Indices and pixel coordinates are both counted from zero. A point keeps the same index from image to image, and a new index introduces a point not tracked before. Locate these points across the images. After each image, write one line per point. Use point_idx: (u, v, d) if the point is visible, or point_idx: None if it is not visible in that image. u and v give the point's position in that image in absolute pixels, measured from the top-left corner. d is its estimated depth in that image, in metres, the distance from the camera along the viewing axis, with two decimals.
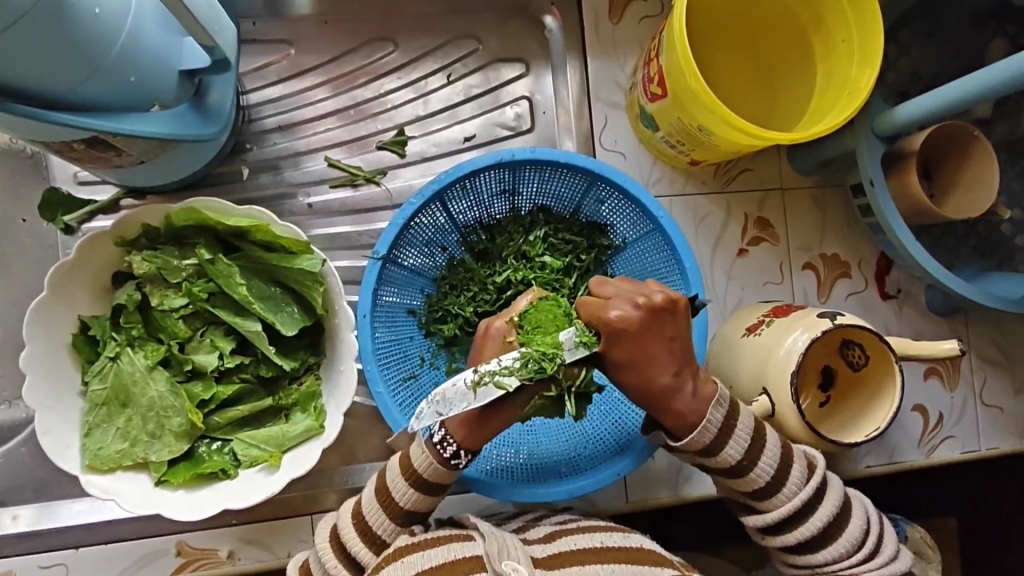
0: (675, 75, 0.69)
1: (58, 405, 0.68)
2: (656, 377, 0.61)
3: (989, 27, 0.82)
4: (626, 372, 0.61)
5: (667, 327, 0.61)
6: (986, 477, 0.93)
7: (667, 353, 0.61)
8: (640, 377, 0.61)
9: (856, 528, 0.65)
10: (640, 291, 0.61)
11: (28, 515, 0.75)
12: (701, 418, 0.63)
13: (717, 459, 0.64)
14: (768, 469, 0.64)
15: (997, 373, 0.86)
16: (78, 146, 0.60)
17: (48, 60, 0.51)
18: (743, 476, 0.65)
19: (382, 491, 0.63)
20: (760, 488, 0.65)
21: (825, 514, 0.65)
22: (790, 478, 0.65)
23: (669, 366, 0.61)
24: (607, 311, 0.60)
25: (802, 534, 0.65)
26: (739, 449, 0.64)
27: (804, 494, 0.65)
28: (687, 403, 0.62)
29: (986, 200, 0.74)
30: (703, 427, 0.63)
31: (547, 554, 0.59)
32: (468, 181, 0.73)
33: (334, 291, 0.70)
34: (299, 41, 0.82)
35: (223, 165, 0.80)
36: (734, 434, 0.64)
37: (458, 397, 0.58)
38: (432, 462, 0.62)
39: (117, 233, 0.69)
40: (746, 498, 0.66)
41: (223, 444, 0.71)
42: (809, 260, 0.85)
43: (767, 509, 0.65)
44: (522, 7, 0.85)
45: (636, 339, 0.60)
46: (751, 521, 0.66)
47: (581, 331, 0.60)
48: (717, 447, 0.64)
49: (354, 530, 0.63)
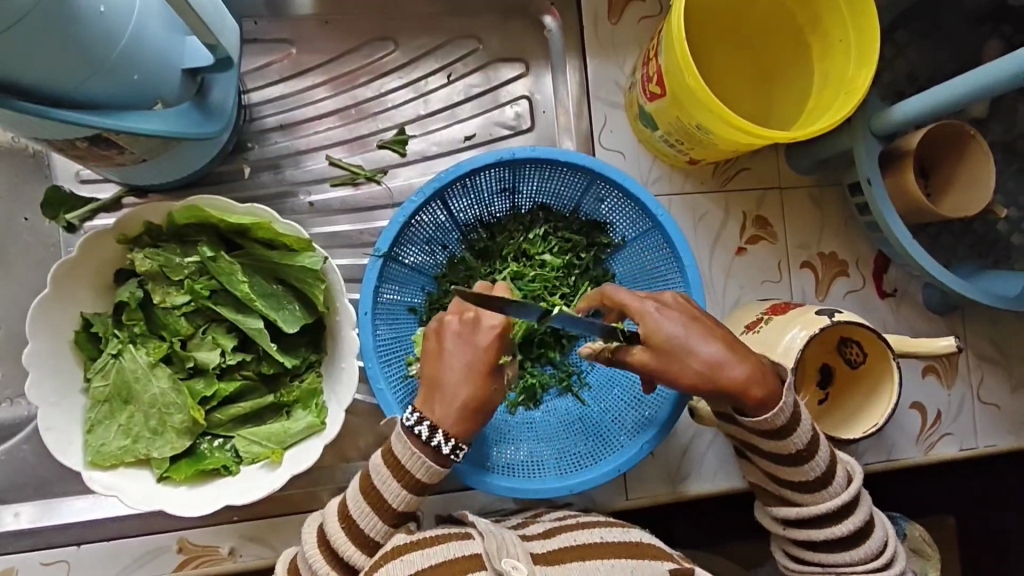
0: (673, 75, 0.70)
1: (60, 402, 0.68)
2: (706, 351, 0.60)
3: (984, 27, 0.83)
4: (685, 356, 0.60)
5: (690, 309, 0.63)
6: (981, 475, 0.94)
7: (709, 334, 0.61)
8: (696, 357, 0.60)
9: (879, 540, 0.66)
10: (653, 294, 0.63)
11: (30, 512, 0.75)
12: (778, 399, 0.62)
13: (775, 445, 0.64)
14: (821, 466, 0.64)
15: (994, 371, 0.87)
16: (81, 144, 0.60)
17: (54, 57, 0.51)
18: (796, 466, 0.64)
19: (370, 493, 0.62)
20: (809, 480, 0.64)
21: (857, 521, 0.65)
22: (836, 479, 0.65)
23: (717, 346, 0.61)
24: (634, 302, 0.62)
25: (834, 532, 0.65)
26: (804, 440, 0.63)
27: (846, 496, 0.65)
28: (756, 376, 0.61)
29: (982, 199, 0.75)
30: (778, 409, 0.61)
31: (546, 550, 0.60)
32: (468, 180, 0.74)
33: (335, 288, 0.70)
34: (300, 41, 0.82)
35: (225, 163, 0.80)
36: (802, 422, 0.63)
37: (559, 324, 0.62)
38: (427, 463, 0.62)
39: (119, 231, 0.69)
40: (788, 489, 0.66)
41: (225, 441, 0.71)
42: (807, 259, 0.85)
43: (807, 503, 0.65)
44: (522, 8, 0.85)
45: (677, 319, 0.61)
46: (785, 512, 0.66)
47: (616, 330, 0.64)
48: (788, 431, 0.63)
49: (345, 534, 0.62)
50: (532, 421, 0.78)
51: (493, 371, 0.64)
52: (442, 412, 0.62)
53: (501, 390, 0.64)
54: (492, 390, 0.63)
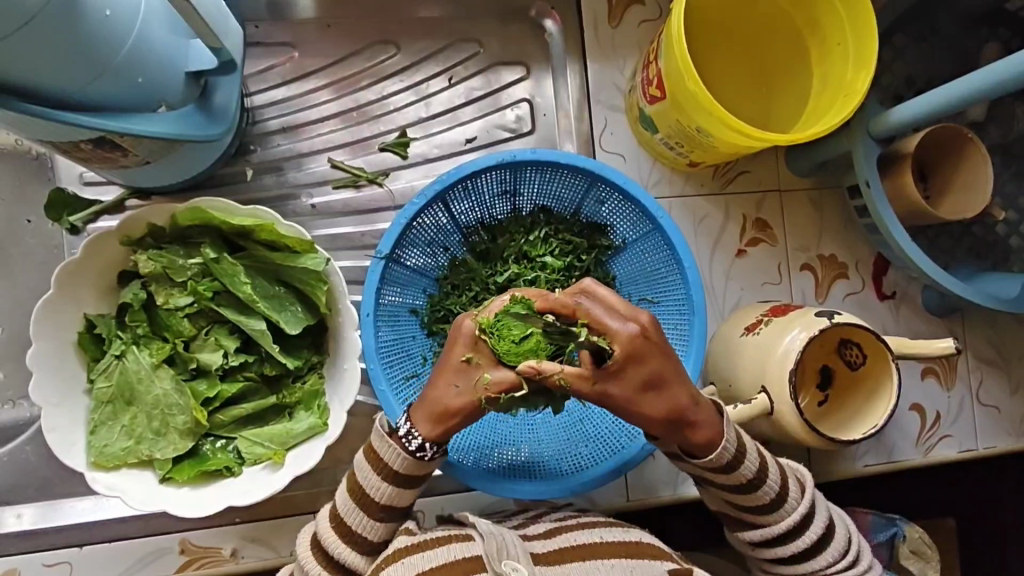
0: (673, 77, 0.70)
1: (63, 402, 0.68)
2: (673, 400, 0.57)
3: (981, 31, 0.84)
4: (652, 398, 0.57)
5: (665, 343, 0.57)
6: (980, 476, 0.94)
7: (681, 380, 0.58)
8: (665, 403, 0.57)
9: (842, 536, 0.67)
10: (631, 312, 0.56)
11: (32, 514, 0.76)
12: (721, 440, 0.61)
13: (730, 477, 0.63)
14: (774, 487, 0.65)
15: (993, 373, 0.87)
16: (86, 146, 0.61)
17: (60, 61, 0.52)
18: (752, 492, 0.64)
19: (356, 491, 0.63)
20: (766, 503, 0.65)
21: (818, 529, 0.66)
22: (791, 494, 0.65)
23: (686, 391, 0.58)
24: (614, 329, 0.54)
25: (798, 546, 0.65)
26: (753, 467, 0.64)
27: (803, 509, 0.65)
28: (708, 420, 0.60)
29: (980, 201, 0.75)
30: (724, 446, 0.62)
31: (547, 549, 0.60)
32: (470, 182, 0.74)
33: (339, 289, 0.71)
34: (302, 44, 0.82)
35: (228, 166, 0.81)
36: (746, 454, 0.63)
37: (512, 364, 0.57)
38: (401, 455, 0.61)
39: (123, 232, 0.69)
40: (744, 515, 0.66)
41: (228, 442, 0.72)
42: (806, 261, 0.86)
43: (767, 524, 0.65)
44: (523, 12, 0.86)
45: (657, 358, 0.56)
46: (747, 535, 0.66)
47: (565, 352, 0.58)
48: (735, 465, 0.63)
49: (335, 532, 0.63)
50: (533, 421, 0.77)
51: (460, 369, 0.58)
52: (423, 421, 0.60)
53: (461, 389, 0.57)
54: (447, 382, 0.58)
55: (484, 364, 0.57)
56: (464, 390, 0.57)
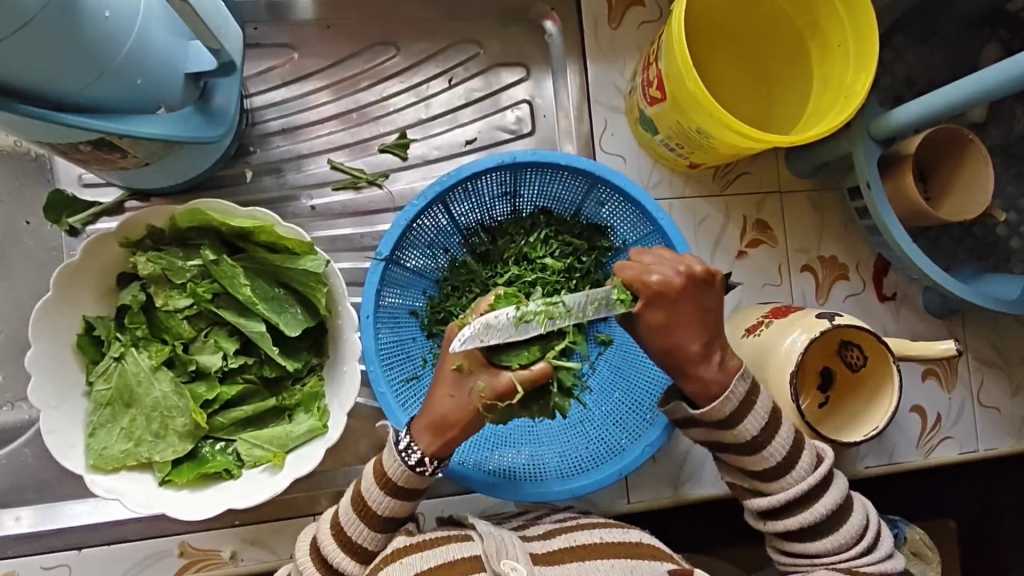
0: (673, 78, 0.70)
1: (61, 405, 0.68)
2: (687, 344, 0.62)
3: (981, 34, 0.84)
4: (657, 339, 0.62)
5: (705, 298, 0.63)
6: (979, 479, 0.94)
7: (703, 324, 0.63)
8: (670, 343, 0.62)
9: (858, 521, 0.65)
10: (679, 261, 0.63)
11: (30, 516, 0.75)
12: (724, 390, 0.64)
13: (733, 434, 0.64)
14: (781, 450, 0.64)
15: (994, 375, 0.87)
16: (84, 148, 0.60)
17: (59, 63, 0.51)
18: (756, 453, 0.65)
19: (358, 502, 0.63)
20: (773, 467, 0.65)
21: (829, 503, 0.64)
22: (801, 461, 0.65)
23: (700, 335, 0.62)
24: (649, 275, 0.61)
25: (805, 520, 0.64)
26: (758, 424, 0.64)
27: (811, 480, 0.64)
28: (714, 373, 0.63)
29: (981, 203, 0.75)
30: (726, 398, 0.63)
31: (546, 549, 0.60)
32: (470, 183, 0.74)
33: (338, 291, 0.70)
34: (302, 45, 0.82)
35: (227, 168, 0.80)
36: (754, 410, 0.64)
37: (502, 327, 0.57)
38: (402, 469, 0.61)
39: (121, 234, 0.69)
40: (753, 479, 0.66)
41: (227, 445, 0.71)
42: (806, 263, 0.86)
43: (775, 491, 0.65)
44: (524, 12, 0.85)
45: (672, 304, 0.61)
46: (755, 502, 0.66)
47: (618, 290, 0.61)
48: (737, 420, 0.64)
49: (335, 542, 0.62)
50: (533, 424, 0.77)
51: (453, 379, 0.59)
52: (423, 434, 0.61)
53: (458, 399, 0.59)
54: (445, 394, 0.59)
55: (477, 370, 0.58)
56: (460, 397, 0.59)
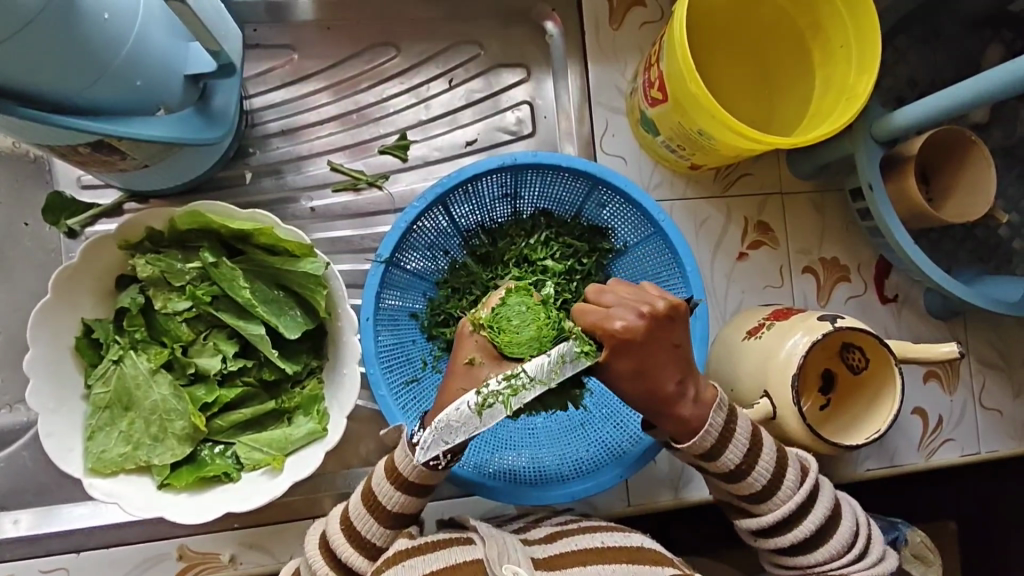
0: (675, 79, 0.70)
1: (59, 409, 0.67)
2: (662, 384, 0.60)
3: (983, 34, 0.83)
4: (635, 383, 0.59)
5: (671, 334, 0.60)
6: (981, 481, 0.94)
7: (674, 362, 0.60)
8: (647, 387, 0.59)
9: (848, 529, 0.65)
10: (641, 300, 0.60)
11: (29, 519, 0.75)
12: (703, 424, 0.62)
13: (715, 464, 0.64)
14: (764, 475, 0.64)
15: (996, 377, 0.87)
16: (83, 149, 0.60)
17: (58, 65, 0.51)
18: (741, 480, 0.64)
19: (369, 498, 0.63)
20: (757, 492, 0.64)
21: (818, 517, 0.65)
22: (786, 483, 0.64)
23: (674, 375, 0.60)
24: (612, 321, 0.59)
25: (796, 536, 0.64)
26: (738, 453, 0.63)
27: (799, 497, 0.64)
28: (691, 409, 0.61)
29: (984, 204, 0.75)
30: (704, 432, 0.62)
31: (548, 554, 0.60)
32: (470, 185, 0.73)
33: (337, 294, 0.70)
34: (301, 46, 0.82)
35: (226, 169, 0.80)
36: (734, 438, 0.63)
37: (464, 422, 0.57)
38: (414, 466, 0.60)
39: (121, 236, 0.69)
40: (740, 502, 0.66)
41: (226, 448, 0.71)
42: (808, 264, 0.85)
43: (763, 513, 0.65)
44: (524, 13, 0.85)
45: (641, 349, 0.59)
46: (745, 524, 0.66)
47: (581, 341, 0.59)
48: (718, 451, 0.63)
49: (343, 535, 0.62)
50: (533, 427, 0.77)
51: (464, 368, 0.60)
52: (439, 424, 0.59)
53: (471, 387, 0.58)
54: (458, 385, 0.59)
55: (488, 362, 0.60)
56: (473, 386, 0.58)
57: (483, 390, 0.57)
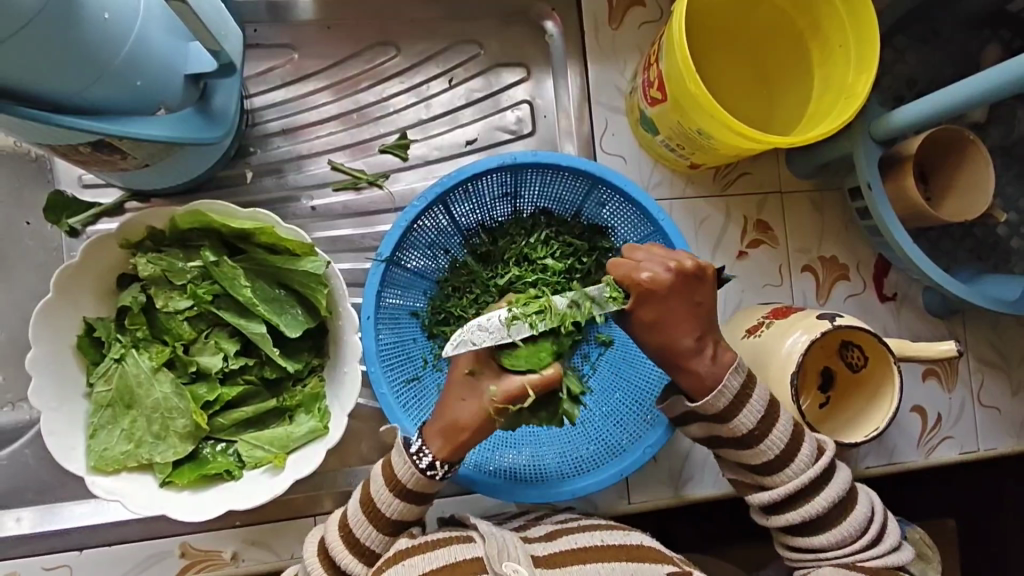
0: (674, 80, 0.70)
1: (61, 407, 0.68)
2: (680, 338, 0.63)
3: (981, 34, 0.84)
4: (649, 334, 0.63)
5: (696, 293, 0.63)
6: (978, 479, 0.94)
7: (693, 317, 0.63)
8: (662, 340, 0.63)
9: (862, 513, 0.65)
10: (671, 256, 0.63)
11: (31, 517, 0.75)
12: (718, 382, 0.64)
13: (729, 428, 0.65)
14: (778, 443, 0.65)
15: (994, 375, 0.87)
16: (85, 149, 0.60)
17: (58, 65, 0.51)
18: (751, 447, 0.65)
19: (368, 504, 0.63)
20: (770, 461, 0.65)
21: (831, 494, 0.64)
22: (800, 455, 0.65)
23: (693, 329, 0.63)
24: (640, 272, 0.62)
25: (807, 513, 0.64)
26: (753, 418, 0.64)
27: (811, 474, 0.65)
28: (708, 368, 0.64)
29: (982, 204, 0.75)
30: (719, 392, 0.64)
31: (548, 552, 0.60)
32: (471, 184, 0.74)
33: (338, 292, 0.70)
34: (302, 46, 0.82)
35: (227, 169, 0.80)
36: (751, 402, 0.64)
37: (492, 329, 0.59)
38: (413, 472, 0.61)
39: (122, 235, 0.69)
40: (754, 474, 0.67)
41: (228, 445, 0.72)
42: (807, 263, 0.86)
43: (775, 485, 0.65)
44: (524, 13, 0.85)
45: (664, 300, 0.62)
46: (758, 496, 0.66)
47: (611, 289, 0.62)
48: (732, 414, 0.64)
49: (343, 542, 0.62)
50: (534, 425, 0.77)
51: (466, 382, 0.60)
52: (434, 439, 0.61)
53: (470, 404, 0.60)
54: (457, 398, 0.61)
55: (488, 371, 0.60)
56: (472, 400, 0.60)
57: (511, 311, 0.61)
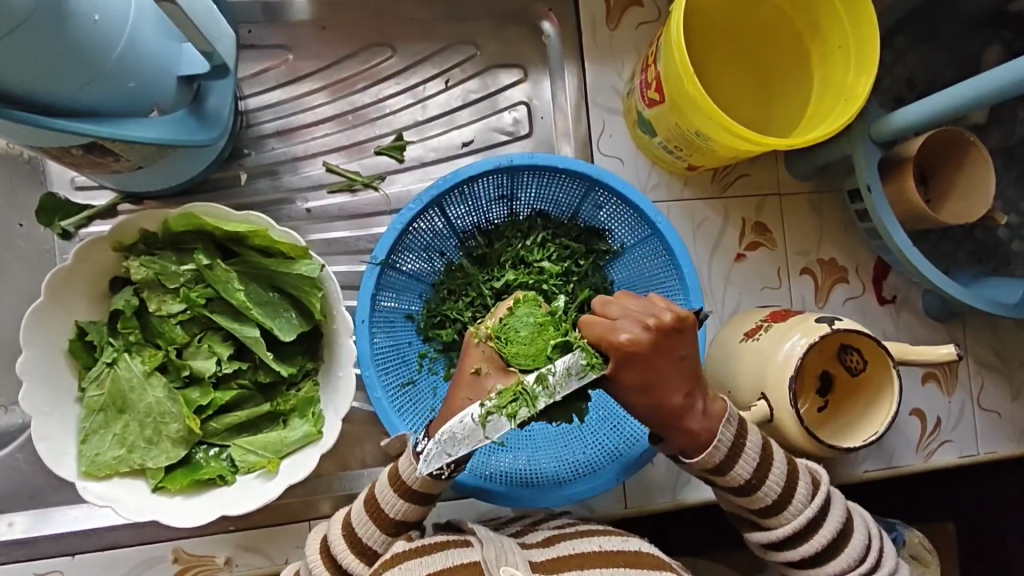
0: (672, 81, 0.69)
1: (53, 412, 0.67)
2: (668, 398, 0.59)
3: (982, 35, 0.83)
4: (639, 396, 0.59)
5: (678, 346, 0.59)
6: (978, 483, 0.94)
7: (682, 373, 0.59)
8: (653, 401, 0.59)
9: (860, 541, 0.65)
10: (648, 312, 0.59)
11: (24, 522, 0.75)
12: (712, 437, 0.62)
13: (725, 478, 0.63)
14: (775, 488, 0.64)
15: (994, 378, 0.86)
16: (76, 152, 0.60)
17: (48, 68, 0.51)
18: (751, 493, 0.64)
19: (371, 503, 0.62)
20: (767, 505, 0.64)
21: (829, 531, 0.64)
22: (797, 496, 0.64)
23: (681, 386, 0.59)
24: (617, 334, 0.58)
25: (807, 551, 0.64)
26: (749, 468, 0.63)
27: (810, 513, 0.64)
28: (700, 423, 0.61)
29: (982, 207, 0.75)
30: (714, 448, 0.62)
31: (545, 558, 0.59)
32: (466, 187, 0.73)
33: (332, 296, 0.70)
34: (297, 47, 0.82)
35: (221, 170, 0.80)
36: (744, 453, 0.63)
37: (468, 434, 0.58)
38: (416, 474, 0.60)
39: (114, 238, 0.68)
40: (752, 515, 0.66)
41: (221, 450, 0.71)
42: (806, 265, 0.85)
43: (773, 527, 0.65)
44: (521, 13, 0.85)
45: (648, 360, 0.58)
46: (756, 537, 0.66)
47: (587, 355, 0.59)
48: (728, 465, 0.63)
49: (344, 542, 0.62)
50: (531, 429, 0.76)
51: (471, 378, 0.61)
52: (443, 436, 0.59)
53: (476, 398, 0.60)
54: (464, 395, 0.60)
55: (494, 372, 0.62)
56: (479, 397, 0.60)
57: (486, 403, 0.58)
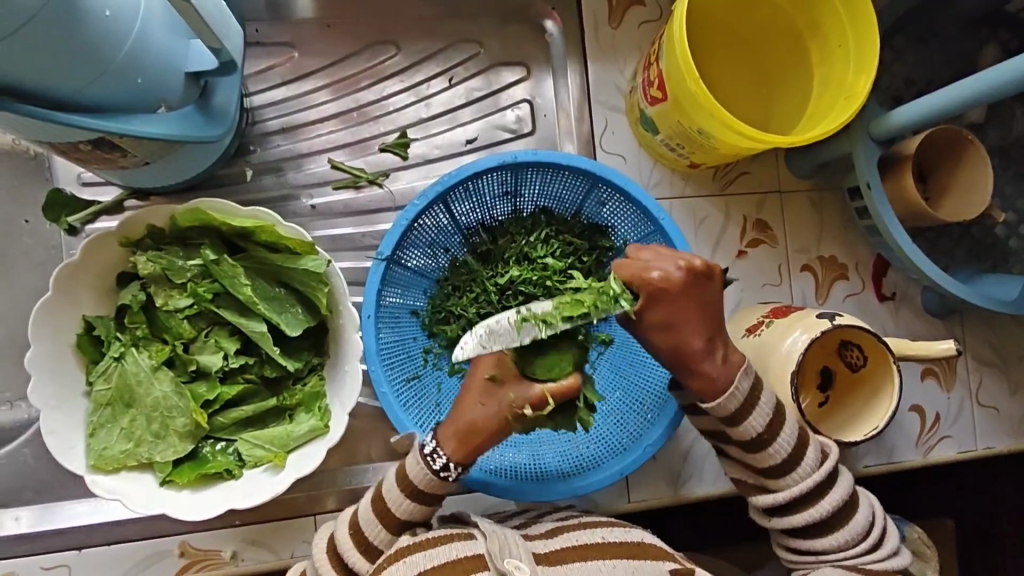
0: (674, 78, 0.70)
1: (61, 405, 0.68)
2: (690, 341, 0.61)
3: (979, 35, 0.84)
4: (660, 336, 0.61)
5: (705, 294, 0.62)
6: (975, 480, 0.95)
7: (703, 319, 0.62)
8: (674, 340, 0.61)
9: (863, 519, 0.65)
10: (678, 255, 0.61)
11: (30, 516, 0.75)
12: (729, 385, 0.63)
13: (737, 432, 0.65)
14: (786, 446, 0.65)
15: (992, 374, 0.87)
16: (85, 147, 0.60)
17: (59, 62, 0.51)
18: (760, 450, 0.65)
19: (379, 503, 0.63)
20: (777, 464, 0.65)
21: (832, 500, 0.65)
22: (805, 460, 0.65)
23: (703, 331, 0.62)
24: (650, 271, 0.60)
25: (809, 518, 0.65)
26: (762, 422, 0.64)
27: (815, 478, 0.65)
28: (718, 368, 0.63)
29: (979, 204, 0.76)
30: (730, 394, 0.63)
31: (549, 549, 0.60)
32: (471, 183, 0.74)
33: (339, 291, 0.70)
34: (301, 44, 0.82)
35: (227, 167, 0.80)
36: (759, 407, 0.64)
37: (504, 332, 0.55)
38: (425, 473, 0.62)
39: (122, 234, 0.69)
40: (759, 476, 0.67)
41: (227, 445, 0.71)
42: (806, 262, 0.86)
43: (779, 489, 0.66)
44: (524, 12, 0.85)
45: (673, 300, 0.60)
46: (761, 500, 0.66)
47: (621, 288, 0.59)
48: (741, 417, 0.64)
49: (353, 542, 0.63)
50: None
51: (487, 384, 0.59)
52: (448, 440, 0.61)
53: (487, 404, 0.59)
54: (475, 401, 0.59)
55: (508, 379, 0.58)
56: (491, 404, 0.59)
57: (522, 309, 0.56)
